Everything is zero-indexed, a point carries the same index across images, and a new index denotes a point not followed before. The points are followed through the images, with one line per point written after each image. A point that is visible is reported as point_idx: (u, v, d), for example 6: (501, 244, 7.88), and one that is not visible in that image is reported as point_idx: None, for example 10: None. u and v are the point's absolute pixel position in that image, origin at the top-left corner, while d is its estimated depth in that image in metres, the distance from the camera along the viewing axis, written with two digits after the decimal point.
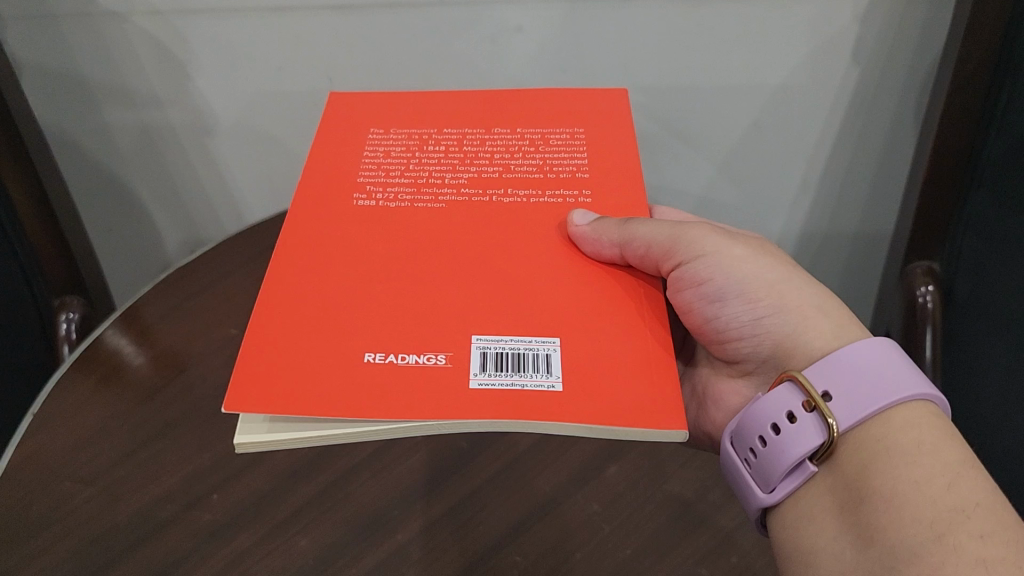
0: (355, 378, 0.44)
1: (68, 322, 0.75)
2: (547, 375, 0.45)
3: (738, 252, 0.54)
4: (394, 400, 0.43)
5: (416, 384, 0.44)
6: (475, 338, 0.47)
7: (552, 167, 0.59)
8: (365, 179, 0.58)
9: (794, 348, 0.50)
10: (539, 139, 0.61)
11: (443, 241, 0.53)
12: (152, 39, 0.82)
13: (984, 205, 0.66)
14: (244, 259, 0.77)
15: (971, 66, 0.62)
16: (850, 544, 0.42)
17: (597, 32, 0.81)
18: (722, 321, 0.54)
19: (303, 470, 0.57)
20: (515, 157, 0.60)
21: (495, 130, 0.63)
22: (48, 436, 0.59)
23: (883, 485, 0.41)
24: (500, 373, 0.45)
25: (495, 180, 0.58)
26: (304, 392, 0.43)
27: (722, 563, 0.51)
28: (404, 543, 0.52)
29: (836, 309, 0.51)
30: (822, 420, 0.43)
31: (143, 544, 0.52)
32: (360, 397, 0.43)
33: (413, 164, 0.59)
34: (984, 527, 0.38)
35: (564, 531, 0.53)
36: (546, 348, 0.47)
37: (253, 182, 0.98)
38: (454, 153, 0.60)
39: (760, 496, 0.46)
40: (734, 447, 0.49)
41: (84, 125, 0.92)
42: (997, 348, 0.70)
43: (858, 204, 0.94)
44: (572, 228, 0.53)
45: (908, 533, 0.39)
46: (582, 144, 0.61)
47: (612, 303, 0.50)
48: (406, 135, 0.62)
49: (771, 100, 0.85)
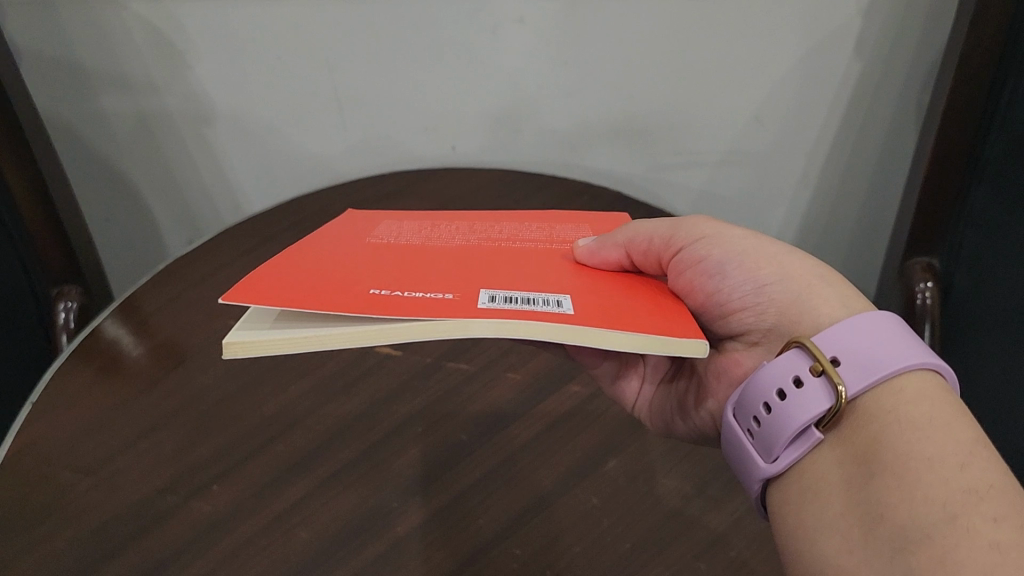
0: (361, 296, 0.42)
1: (67, 310, 0.75)
2: (559, 307, 0.43)
3: (739, 234, 0.54)
4: (399, 306, 0.41)
5: (421, 301, 0.42)
6: (483, 289, 0.45)
7: (558, 232, 0.61)
8: (380, 229, 0.60)
9: (800, 315, 0.49)
10: (548, 223, 0.64)
11: (449, 253, 0.53)
12: (151, 25, 0.82)
13: (986, 201, 0.65)
14: (243, 250, 0.77)
15: (976, 62, 0.62)
16: (857, 522, 0.40)
17: (598, 24, 0.80)
18: (723, 293, 0.52)
19: (302, 462, 0.58)
20: (525, 228, 0.62)
21: (506, 218, 0.66)
22: (48, 426, 0.59)
23: (894, 461, 0.40)
24: (508, 302, 0.43)
25: (505, 234, 0.59)
26: (306, 299, 0.42)
27: (721, 556, 0.50)
28: (404, 535, 0.52)
29: (837, 278, 0.50)
30: (830, 384, 0.43)
31: (142, 535, 0.52)
32: (364, 305, 0.41)
33: (426, 227, 0.61)
34: (998, 509, 0.36)
35: (563, 523, 0.53)
36: (555, 298, 0.45)
37: (251, 173, 0.98)
38: (464, 224, 0.62)
39: (762, 466, 0.46)
40: (739, 420, 0.48)
41: (82, 113, 0.92)
42: (995, 344, 0.70)
43: (857, 199, 0.94)
44: (577, 246, 0.55)
45: (920, 513, 0.37)
46: (588, 224, 0.64)
47: (623, 291, 0.49)
48: (419, 216, 0.65)
49: (771, 94, 0.85)
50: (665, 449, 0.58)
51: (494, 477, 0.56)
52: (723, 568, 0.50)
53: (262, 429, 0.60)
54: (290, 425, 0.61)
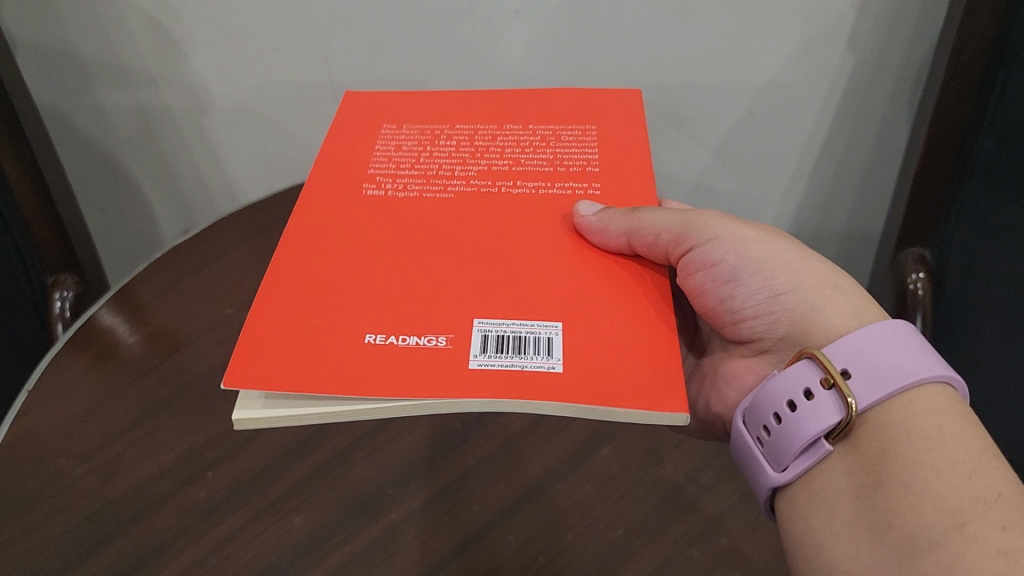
0: (356, 357, 0.44)
1: (63, 300, 0.75)
2: (548, 358, 0.44)
3: (751, 234, 0.54)
4: (395, 378, 0.42)
5: (418, 363, 0.43)
6: (477, 322, 0.46)
7: (563, 160, 0.60)
8: (375, 170, 0.59)
9: (812, 326, 0.50)
10: (551, 135, 0.62)
11: (448, 236, 0.53)
12: (147, 17, 0.82)
13: (979, 197, 0.66)
14: (241, 236, 0.77)
15: (967, 56, 0.62)
16: (865, 529, 0.41)
17: (595, 17, 0.81)
18: (737, 301, 0.53)
19: (297, 449, 0.58)
20: (527, 152, 0.60)
21: (507, 125, 0.63)
22: (43, 412, 0.60)
23: (903, 471, 0.41)
24: (500, 354, 0.44)
25: (506, 174, 0.58)
26: (305, 368, 0.43)
27: (713, 543, 0.51)
28: (397, 522, 0.53)
29: (851, 288, 0.51)
30: (840, 398, 0.43)
31: (137, 522, 0.53)
32: (359, 375, 0.43)
33: (423, 157, 0.60)
34: (1007, 517, 0.37)
35: (556, 511, 0.53)
36: (548, 332, 0.46)
37: (248, 162, 0.98)
38: (465, 148, 0.61)
39: (771, 475, 0.46)
40: (748, 427, 0.48)
41: (79, 104, 0.92)
42: (987, 335, 0.71)
43: (851, 190, 0.94)
44: (578, 219, 0.53)
45: (928, 520, 0.39)
46: (594, 141, 0.61)
47: (618, 291, 0.50)
48: (418, 131, 0.63)
49: (767, 87, 0.86)
50: (659, 436, 0.58)
51: (489, 465, 0.57)
52: (714, 555, 0.50)
53: None
54: None
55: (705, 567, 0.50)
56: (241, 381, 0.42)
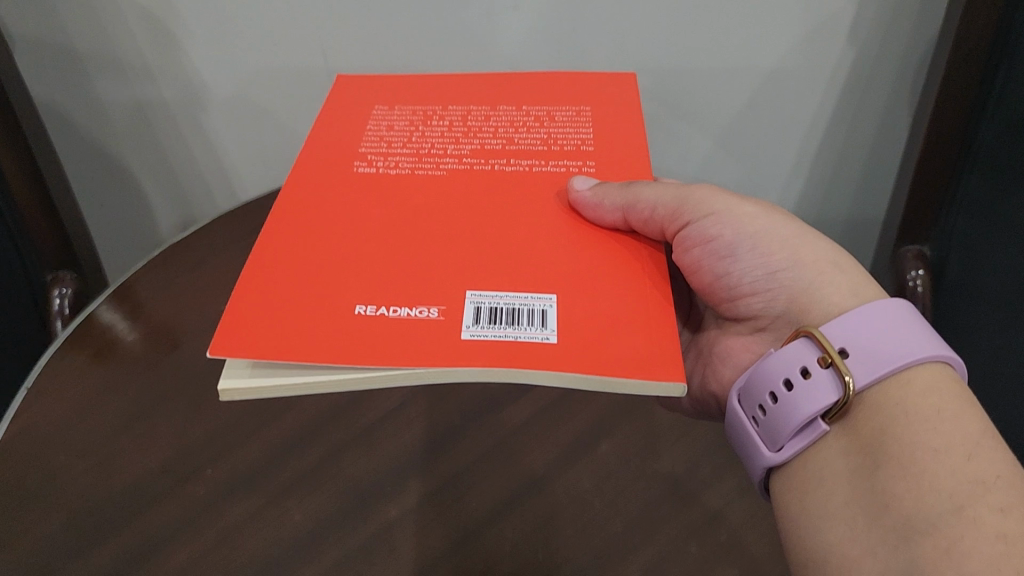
0: (346, 327, 0.44)
1: (62, 296, 0.75)
2: (541, 329, 0.44)
3: (749, 209, 0.54)
4: (388, 347, 0.42)
5: (409, 332, 0.43)
6: (470, 294, 0.46)
7: (556, 141, 0.60)
8: (366, 149, 0.59)
9: (810, 302, 0.50)
10: (544, 116, 0.62)
11: (441, 211, 0.53)
12: (146, 13, 0.82)
13: (980, 189, 0.66)
14: (241, 232, 0.76)
15: (969, 46, 0.62)
16: (862, 510, 0.41)
17: (594, 12, 0.81)
18: (734, 276, 0.53)
19: (297, 444, 0.57)
20: (520, 131, 0.60)
21: (500, 107, 0.63)
22: (43, 409, 0.60)
23: (900, 452, 0.41)
24: (493, 324, 0.44)
25: (500, 152, 0.58)
26: (294, 338, 0.43)
27: (713, 537, 0.51)
28: (395, 517, 0.53)
29: (851, 266, 0.51)
30: (838, 377, 0.43)
31: (135, 517, 0.53)
32: (350, 344, 0.42)
33: (415, 138, 0.60)
34: (1005, 500, 0.37)
35: (553, 499, 0.54)
36: (542, 304, 0.46)
37: (247, 157, 0.98)
38: (458, 129, 0.61)
39: (767, 455, 0.46)
40: (743, 406, 0.48)
41: (78, 100, 0.92)
42: (986, 328, 0.70)
43: (851, 185, 0.94)
44: (573, 193, 0.53)
45: (926, 503, 0.39)
46: (588, 121, 0.61)
47: (610, 267, 0.49)
48: (410, 112, 0.63)
49: (767, 81, 0.85)
50: (657, 431, 0.58)
51: (487, 456, 0.57)
52: (714, 550, 0.50)
53: (255, 411, 0.60)
54: (285, 408, 0.60)
55: (705, 562, 0.49)
56: (227, 350, 0.41)
